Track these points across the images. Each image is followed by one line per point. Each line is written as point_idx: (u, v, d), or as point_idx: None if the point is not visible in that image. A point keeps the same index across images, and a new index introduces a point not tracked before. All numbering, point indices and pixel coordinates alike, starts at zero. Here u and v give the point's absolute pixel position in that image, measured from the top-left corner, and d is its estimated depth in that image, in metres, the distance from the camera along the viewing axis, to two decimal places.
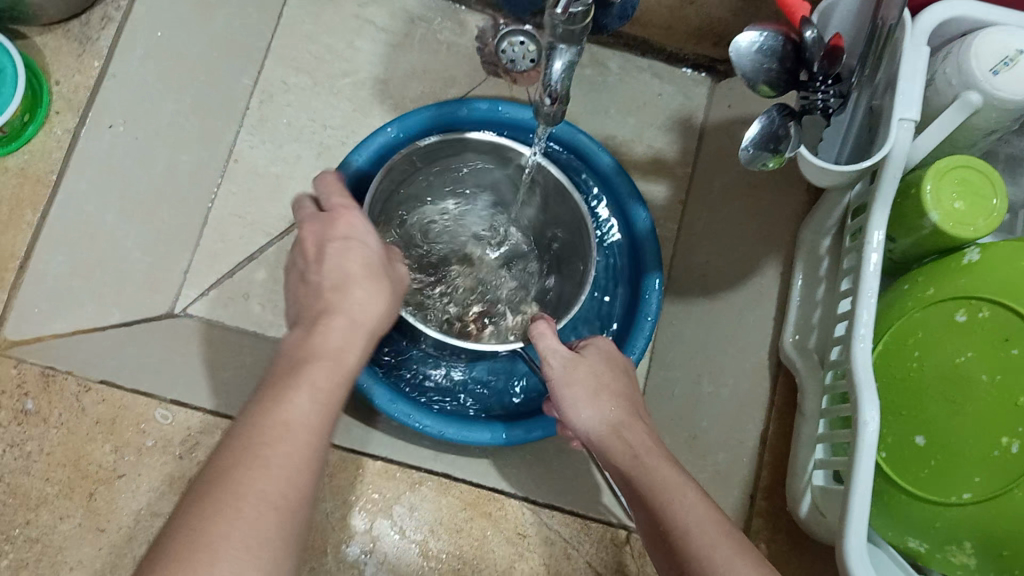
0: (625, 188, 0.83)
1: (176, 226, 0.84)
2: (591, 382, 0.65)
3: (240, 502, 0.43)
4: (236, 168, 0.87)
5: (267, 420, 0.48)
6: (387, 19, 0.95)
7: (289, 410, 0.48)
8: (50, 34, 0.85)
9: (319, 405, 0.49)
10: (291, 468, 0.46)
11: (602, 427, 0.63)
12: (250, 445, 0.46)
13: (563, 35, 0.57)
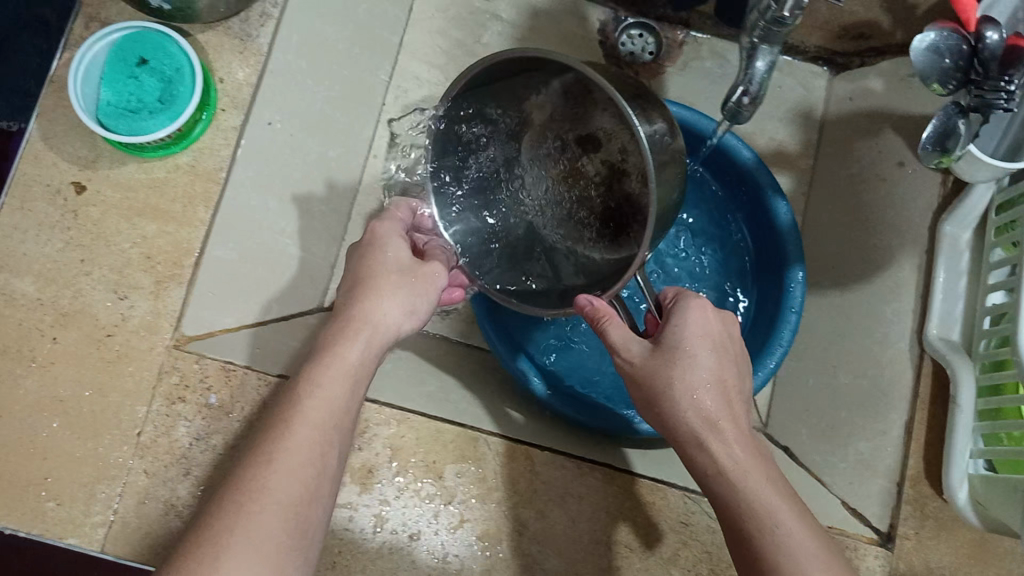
0: (768, 182, 0.82)
1: (327, 216, 0.83)
2: (674, 365, 0.62)
3: (256, 500, 0.49)
4: (376, 163, 0.88)
5: (266, 465, 0.51)
6: (513, 12, 0.95)
7: (290, 453, 0.52)
8: (210, 32, 0.78)
9: (316, 427, 0.54)
10: (305, 456, 0.52)
11: (703, 416, 0.61)
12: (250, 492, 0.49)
13: (769, 35, 0.58)
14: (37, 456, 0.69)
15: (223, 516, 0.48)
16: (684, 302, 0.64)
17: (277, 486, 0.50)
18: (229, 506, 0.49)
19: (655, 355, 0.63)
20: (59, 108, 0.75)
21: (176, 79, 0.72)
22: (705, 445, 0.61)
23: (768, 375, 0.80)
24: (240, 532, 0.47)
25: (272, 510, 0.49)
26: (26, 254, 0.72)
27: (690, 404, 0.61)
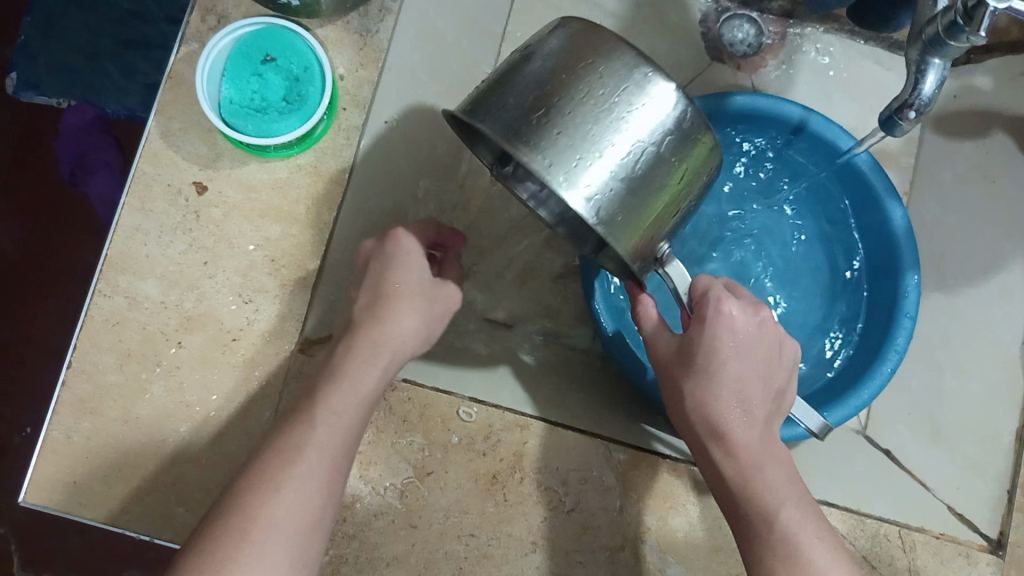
0: (884, 185, 0.79)
1: None
2: (697, 374, 0.61)
3: (258, 518, 0.51)
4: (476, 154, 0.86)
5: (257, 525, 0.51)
6: (615, 6, 0.95)
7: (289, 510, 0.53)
8: (329, 25, 0.76)
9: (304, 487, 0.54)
10: (305, 498, 0.54)
11: (709, 427, 0.61)
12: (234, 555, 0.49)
13: (942, 48, 0.57)
14: (166, 458, 0.69)
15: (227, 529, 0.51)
16: (708, 303, 0.60)
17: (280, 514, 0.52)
18: (236, 518, 0.51)
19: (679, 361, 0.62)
20: (177, 102, 0.73)
21: (308, 78, 0.74)
22: (712, 449, 0.62)
23: (886, 379, 0.76)
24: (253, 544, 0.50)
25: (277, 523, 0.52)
26: (147, 256, 0.71)
27: (705, 418, 0.61)
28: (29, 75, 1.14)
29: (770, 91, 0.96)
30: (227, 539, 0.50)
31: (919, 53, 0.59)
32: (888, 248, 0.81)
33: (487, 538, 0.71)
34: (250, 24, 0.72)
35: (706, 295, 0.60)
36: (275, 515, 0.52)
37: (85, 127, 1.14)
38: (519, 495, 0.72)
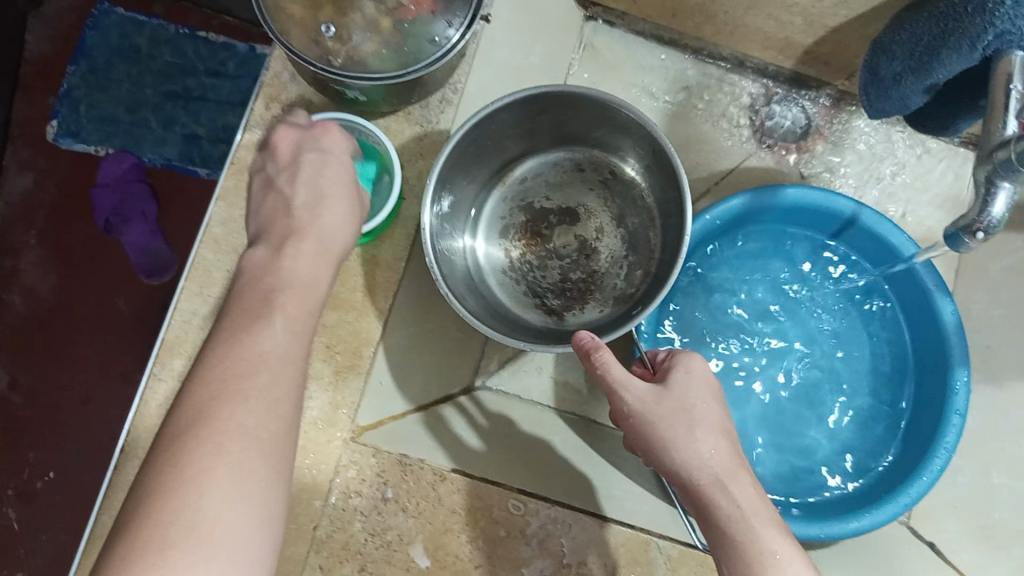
0: (936, 283, 0.79)
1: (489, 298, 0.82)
2: (688, 414, 0.62)
3: (221, 428, 0.45)
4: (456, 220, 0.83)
5: (223, 423, 0.45)
6: (664, 87, 0.95)
7: (270, 339, 0.50)
8: (391, 116, 0.77)
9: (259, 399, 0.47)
10: (268, 397, 0.47)
11: (715, 470, 0.60)
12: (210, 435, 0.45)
13: (1011, 173, 0.57)
14: None
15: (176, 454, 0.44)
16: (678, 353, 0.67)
17: (234, 432, 0.45)
18: (187, 446, 0.44)
19: (660, 402, 0.62)
20: (239, 190, 0.74)
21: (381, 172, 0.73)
22: (727, 489, 0.59)
23: (934, 477, 0.76)
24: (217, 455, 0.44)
25: (237, 438, 0.45)
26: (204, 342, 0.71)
27: (693, 456, 0.60)
28: (70, 124, 1.17)
29: (817, 179, 0.97)
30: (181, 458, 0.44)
31: (985, 174, 0.59)
32: (938, 344, 0.80)
33: None
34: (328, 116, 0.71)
35: (674, 353, 0.68)
36: (254, 360, 0.49)
37: (122, 176, 1.15)
38: None
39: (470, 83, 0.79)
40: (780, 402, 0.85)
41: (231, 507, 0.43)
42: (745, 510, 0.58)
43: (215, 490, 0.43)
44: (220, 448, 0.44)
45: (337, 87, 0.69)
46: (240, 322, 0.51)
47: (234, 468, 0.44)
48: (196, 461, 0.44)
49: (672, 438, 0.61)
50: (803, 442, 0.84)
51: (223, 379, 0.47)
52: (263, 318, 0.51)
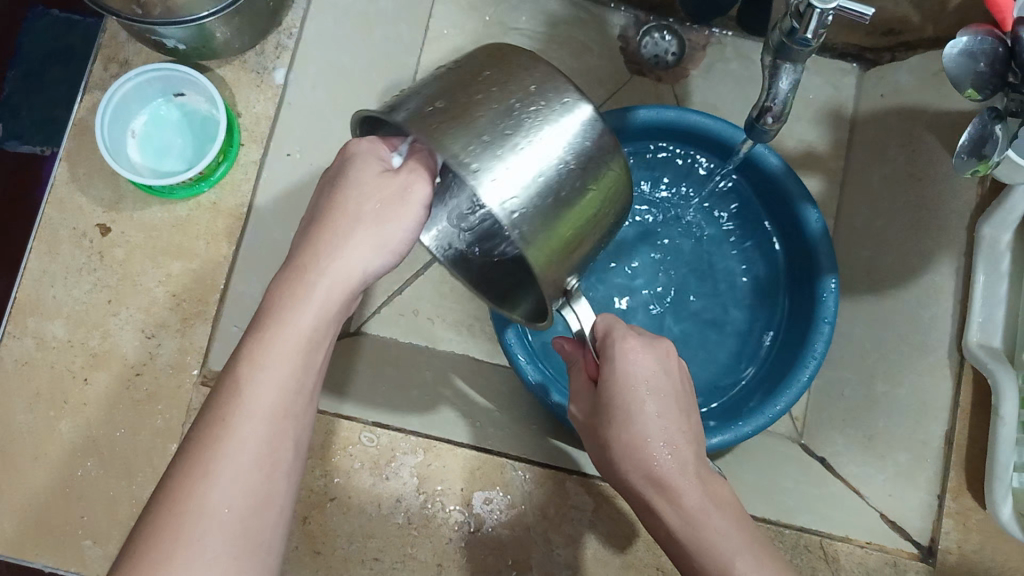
0: (796, 190, 0.77)
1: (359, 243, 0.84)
2: (614, 425, 0.57)
3: (241, 411, 0.48)
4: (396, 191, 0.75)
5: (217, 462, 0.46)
6: (530, 25, 0.93)
7: (273, 377, 0.49)
8: (226, 66, 0.80)
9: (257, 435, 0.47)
10: (260, 437, 0.48)
11: (653, 476, 0.56)
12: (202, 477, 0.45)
13: (790, 54, 0.56)
14: (72, 495, 0.70)
15: (207, 431, 0.47)
16: (611, 350, 0.56)
17: (253, 411, 0.48)
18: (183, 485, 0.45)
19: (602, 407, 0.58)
20: (81, 151, 0.76)
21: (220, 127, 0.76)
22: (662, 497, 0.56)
23: (802, 388, 0.74)
24: (239, 439, 0.47)
25: (256, 428, 0.47)
26: (54, 299, 0.73)
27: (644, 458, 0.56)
28: (12, 126, 0.98)
29: (694, 104, 0.94)
30: (207, 437, 0.47)
31: (771, 59, 0.58)
32: (807, 253, 0.79)
33: (392, 562, 0.72)
34: (159, 68, 0.74)
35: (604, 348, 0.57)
36: (260, 395, 0.48)
37: None
38: (420, 515, 0.73)
39: (306, 25, 0.82)
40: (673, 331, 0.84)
41: (245, 491, 0.46)
42: (698, 508, 0.54)
43: (230, 473, 0.46)
44: (212, 486, 0.45)
45: (156, 37, 0.71)
46: (279, 298, 0.51)
47: (220, 507, 0.45)
48: (222, 448, 0.46)
49: (619, 441, 0.57)
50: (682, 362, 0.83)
51: (255, 357, 0.49)
52: (301, 294, 0.50)
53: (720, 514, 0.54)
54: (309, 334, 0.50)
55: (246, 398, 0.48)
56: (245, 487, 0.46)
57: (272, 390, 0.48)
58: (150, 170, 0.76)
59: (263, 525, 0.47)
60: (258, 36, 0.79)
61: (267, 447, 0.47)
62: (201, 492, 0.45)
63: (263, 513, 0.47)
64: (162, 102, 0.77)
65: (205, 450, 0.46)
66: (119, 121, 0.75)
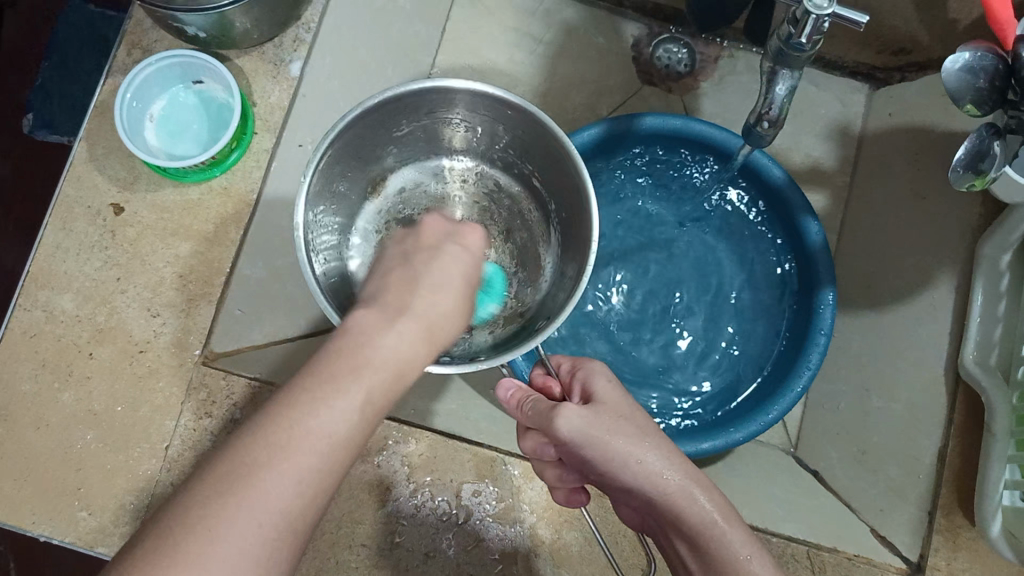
0: (797, 202, 0.78)
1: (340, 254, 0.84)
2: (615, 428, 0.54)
3: (264, 476, 0.38)
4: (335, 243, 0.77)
5: (255, 481, 0.37)
6: (544, 31, 0.94)
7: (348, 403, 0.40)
8: (245, 57, 0.83)
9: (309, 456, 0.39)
10: (311, 461, 0.39)
11: (662, 472, 0.53)
12: (238, 483, 0.37)
13: (786, 60, 0.58)
14: (71, 465, 0.72)
15: (210, 490, 0.37)
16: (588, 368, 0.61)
17: (275, 481, 0.38)
18: (222, 483, 0.37)
19: (602, 417, 0.55)
20: (100, 132, 0.79)
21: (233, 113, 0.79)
22: (675, 492, 0.53)
23: (794, 400, 0.75)
24: (255, 502, 0.37)
25: (280, 496, 0.38)
26: (66, 274, 0.76)
27: (653, 468, 0.53)
28: (43, 115, 0.98)
29: (703, 114, 0.94)
30: (210, 495, 0.37)
31: (771, 65, 0.60)
32: (807, 264, 0.79)
33: (379, 548, 0.73)
34: (179, 54, 0.77)
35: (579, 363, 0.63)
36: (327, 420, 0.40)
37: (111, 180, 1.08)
38: (408, 506, 0.74)
39: (324, 20, 0.86)
40: (668, 340, 0.85)
41: (245, 572, 0.36)
42: (717, 514, 0.52)
43: (237, 543, 0.36)
44: (239, 507, 0.37)
45: (176, 25, 0.74)
46: (327, 364, 0.41)
47: (248, 527, 0.37)
48: (256, 474, 0.37)
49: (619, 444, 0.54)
50: (681, 370, 0.84)
51: (308, 405, 0.39)
52: (342, 382, 0.40)
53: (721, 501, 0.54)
54: (345, 433, 0.40)
55: (295, 425, 0.39)
56: (247, 571, 0.36)
57: (310, 463, 0.39)
58: (164, 152, 0.78)
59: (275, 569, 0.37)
60: (277, 29, 0.81)
61: (292, 519, 0.38)
62: (183, 567, 0.35)
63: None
64: (181, 88, 0.80)
65: (216, 504, 0.36)
66: (138, 103, 0.78)
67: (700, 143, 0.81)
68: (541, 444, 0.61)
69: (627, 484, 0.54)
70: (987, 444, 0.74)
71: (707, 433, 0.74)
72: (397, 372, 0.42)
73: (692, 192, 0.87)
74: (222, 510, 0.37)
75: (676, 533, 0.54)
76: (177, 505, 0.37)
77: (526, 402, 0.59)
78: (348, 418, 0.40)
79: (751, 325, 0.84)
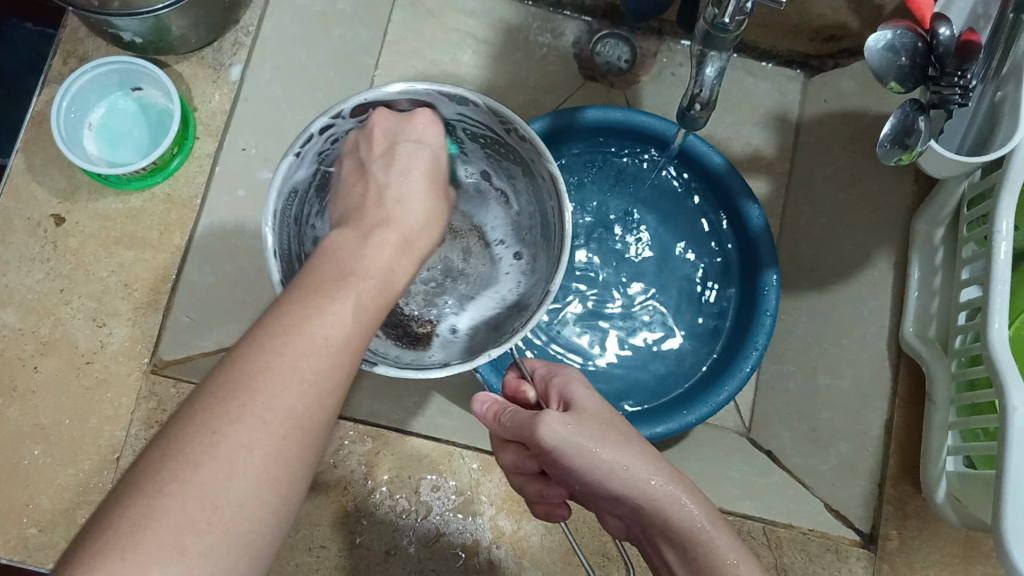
0: (738, 187, 0.80)
1: None
2: (601, 442, 0.53)
3: (269, 377, 0.37)
4: (240, 231, 0.79)
5: (271, 363, 0.37)
6: (486, 30, 0.95)
7: (331, 325, 0.40)
8: (184, 62, 0.83)
9: (299, 389, 0.37)
10: (305, 384, 0.38)
11: (663, 483, 0.52)
12: (263, 363, 0.37)
13: (714, 43, 0.60)
14: (18, 481, 0.70)
15: (217, 397, 0.36)
16: (561, 383, 0.59)
17: (286, 388, 0.37)
18: (220, 398, 0.36)
19: (586, 425, 0.54)
20: (37, 142, 0.78)
21: (173, 119, 0.79)
22: (666, 512, 0.52)
23: (743, 380, 0.76)
24: (263, 398, 0.37)
25: (269, 420, 0.36)
26: (7, 287, 0.74)
27: (641, 477, 0.52)
28: None
29: (645, 106, 0.96)
30: (221, 400, 0.36)
31: (699, 49, 0.62)
32: (750, 247, 0.81)
33: (339, 549, 0.73)
34: (116, 62, 0.77)
35: (555, 370, 0.60)
36: (312, 346, 0.39)
37: None
38: (368, 506, 0.74)
39: (264, 24, 0.86)
40: (615, 331, 0.86)
41: (260, 480, 0.36)
42: (707, 521, 0.52)
43: (239, 446, 0.35)
44: (260, 398, 0.36)
45: (112, 31, 0.75)
46: (298, 300, 0.41)
47: (255, 427, 0.36)
48: (267, 380, 0.37)
49: (601, 464, 0.52)
50: (632, 357, 0.85)
51: (285, 336, 0.39)
52: (323, 297, 0.41)
53: (704, 506, 0.53)
54: (338, 340, 0.40)
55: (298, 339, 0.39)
56: (261, 482, 0.36)
57: (304, 374, 0.38)
58: (104, 161, 0.78)
59: (272, 498, 0.36)
60: (215, 33, 0.82)
61: (295, 425, 0.37)
62: (200, 455, 0.35)
63: (275, 500, 0.36)
64: (120, 96, 0.80)
65: (229, 401, 0.36)
66: (76, 112, 0.78)
67: (645, 132, 0.83)
68: (521, 457, 0.60)
69: (613, 492, 0.53)
70: (927, 414, 0.76)
71: (667, 415, 0.75)
72: (336, 354, 0.40)
73: (636, 184, 0.89)
74: (235, 413, 0.36)
75: (663, 540, 0.53)
76: (188, 413, 0.36)
77: (503, 415, 0.57)
78: (335, 330, 0.40)
79: (698, 311, 0.86)
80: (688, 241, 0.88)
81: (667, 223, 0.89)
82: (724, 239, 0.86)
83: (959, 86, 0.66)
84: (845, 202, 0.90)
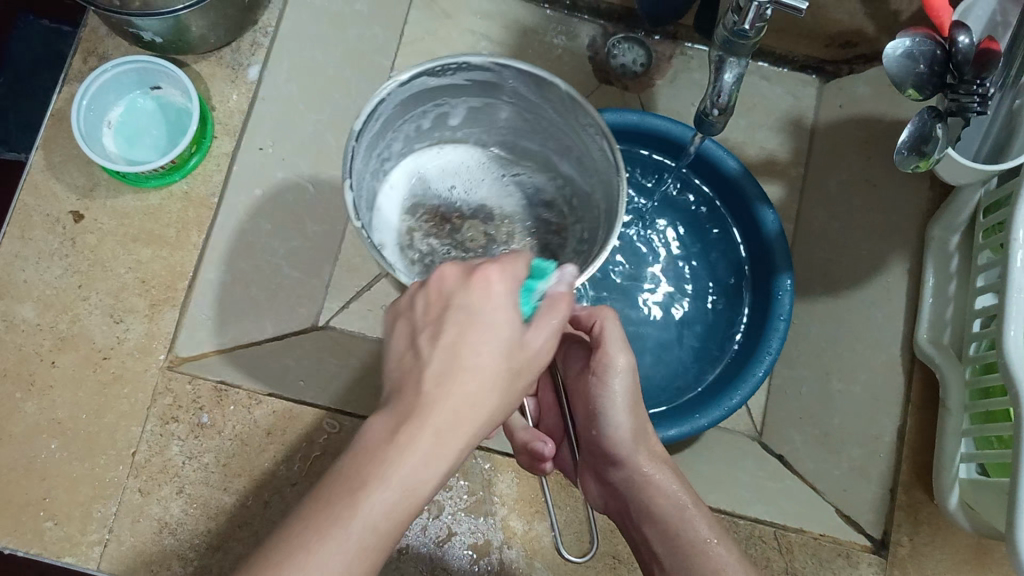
0: (753, 192, 0.80)
1: (295, 256, 0.81)
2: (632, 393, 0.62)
3: (390, 453, 0.39)
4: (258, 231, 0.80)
5: (385, 456, 0.39)
6: (501, 32, 0.95)
7: (453, 397, 0.41)
8: (203, 61, 0.84)
9: (422, 464, 0.39)
10: (425, 456, 0.40)
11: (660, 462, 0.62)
12: (375, 463, 0.39)
13: (733, 48, 0.60)
14: (35, 475, 0.71)
15: (340, 482, 0.39)
16: None
17: (410, 464, 0.39)
18: (348, 480, 0.39)
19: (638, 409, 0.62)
20: (57, 139, 0.79)
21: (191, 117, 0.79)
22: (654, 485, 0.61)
23: (756, 385, 0.76)
24: (381, 479, 0.39)
25: (387, 502, 0.38)
26: (25, 282, 0.75)
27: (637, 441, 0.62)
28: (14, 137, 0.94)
29: (659, 110, 0.96)
30: (351, 476, 0.39)
31: (718, 54, 0.62)
32: (764, 252, 0.81)
33: None
34: (135, 60, 0.77)
35: None
36: (426, 436, 0.40)
37: None
38: None
39: (282, 24, 0.86)
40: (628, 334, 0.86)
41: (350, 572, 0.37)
42: (689, 506, 0.61)
43: (337, 552, 0.37)
44: (366, 487, 0.38)
45: (132, 30, 0.75)
46: (416, 371, 0.42)
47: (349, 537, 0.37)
48: (394, 450, 0.39)
49: (624, 409, 0.62)
50: (644, 361, 0.85)
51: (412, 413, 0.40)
52: (455, 374, 0.41)
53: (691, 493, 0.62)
54: (444, 424, 0.41)
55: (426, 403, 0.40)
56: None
57: (413, 471, 0.39)
58: (123, 158, 0.79)
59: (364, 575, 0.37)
60: (234, 33, 0.82)
61: (401, 512, 0.39)
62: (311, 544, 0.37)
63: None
64: (139, 94, 0.81)
65: (352, 479, 0.39)
66: (96, 110, 0.78)
67: (662, 136, 0.83)
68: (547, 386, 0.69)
69: (621, 450, 0.62)
70: (940, 421, 0.76)
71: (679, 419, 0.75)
72: (459, 412, 0.41)
73: (651, 188, 0.89)
74: (353, 487, 0.38)
75: (645, 516, 0.61)
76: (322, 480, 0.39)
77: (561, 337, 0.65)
78: (451, 419, 0.41)
79: (710, 316, 0.86)
80: (702, 245, 0.88)
81: (681, 227, 0.89)
82: (739, 245, 0.86)
83: (978, 93, 0.65)
84: (858, 208, 0.90)
